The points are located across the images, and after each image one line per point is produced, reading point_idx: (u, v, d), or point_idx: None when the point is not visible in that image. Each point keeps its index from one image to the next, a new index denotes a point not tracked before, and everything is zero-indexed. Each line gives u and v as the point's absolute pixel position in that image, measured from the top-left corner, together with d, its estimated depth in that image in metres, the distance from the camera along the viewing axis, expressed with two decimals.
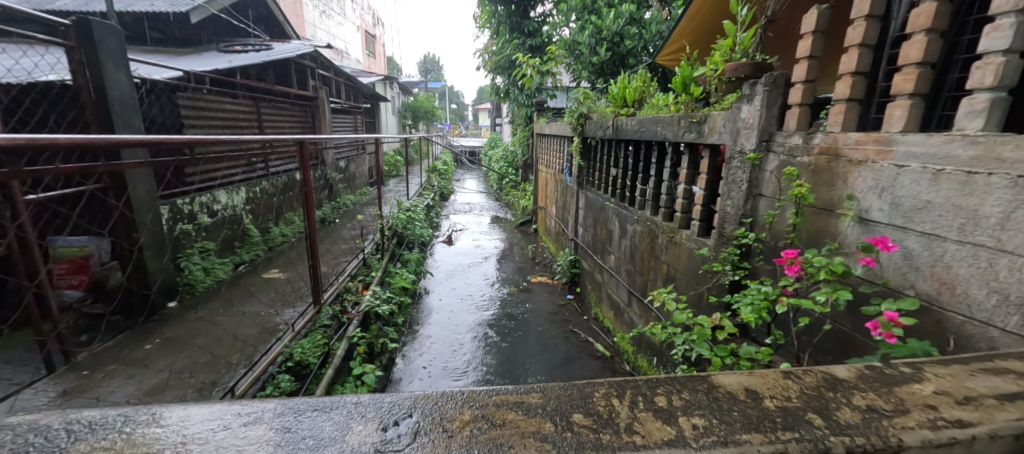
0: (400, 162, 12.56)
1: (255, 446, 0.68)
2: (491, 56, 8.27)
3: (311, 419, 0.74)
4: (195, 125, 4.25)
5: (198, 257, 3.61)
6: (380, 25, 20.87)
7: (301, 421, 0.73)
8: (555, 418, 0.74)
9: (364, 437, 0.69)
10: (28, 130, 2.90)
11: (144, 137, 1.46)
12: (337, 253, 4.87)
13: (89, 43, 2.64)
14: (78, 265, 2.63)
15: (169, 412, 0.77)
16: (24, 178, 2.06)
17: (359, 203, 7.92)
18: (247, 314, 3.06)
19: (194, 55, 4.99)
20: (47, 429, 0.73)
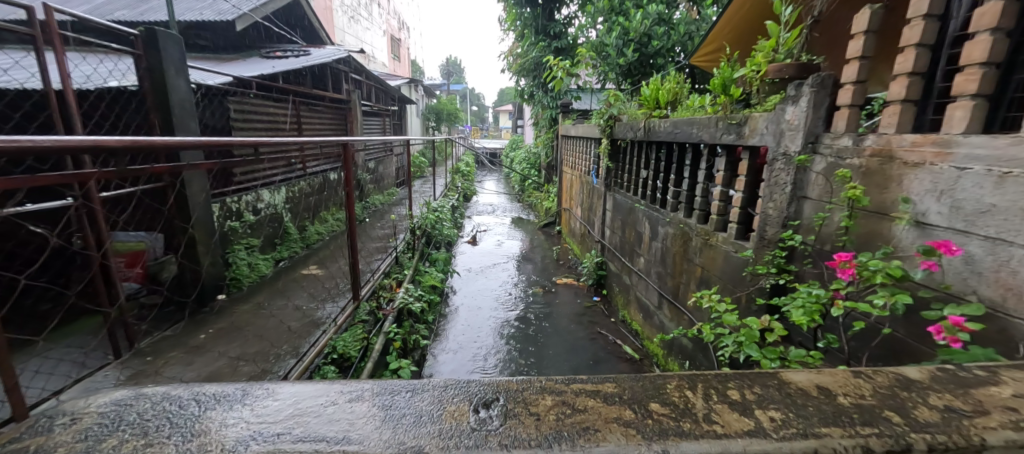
0: (425, 163, 12.76)
1: (364, 420, 0.82)
2: (516, 59, 8.31)
3: (407, 396, 0.87)
4: (241, 129, 4.47)
5: (243, 253, 3.78)
6: (404, 28, 21.15)
7: (397, 399, 0.87)
8: (633, 406, 0.81)
9: (458, 416, 0.81)
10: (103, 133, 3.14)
11: (206, 140, 1.54)
12: (368, 251, 5.01)
13: (155, 52, 2.83)
14: (134, 257, 2.84)
15: (280, 387, 0.94)
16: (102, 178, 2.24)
17: (388, 204, 8.10)
18: (289, 307, 3.20)
19: (240, 61, 5.22)
20: (179, 399, 0.90)
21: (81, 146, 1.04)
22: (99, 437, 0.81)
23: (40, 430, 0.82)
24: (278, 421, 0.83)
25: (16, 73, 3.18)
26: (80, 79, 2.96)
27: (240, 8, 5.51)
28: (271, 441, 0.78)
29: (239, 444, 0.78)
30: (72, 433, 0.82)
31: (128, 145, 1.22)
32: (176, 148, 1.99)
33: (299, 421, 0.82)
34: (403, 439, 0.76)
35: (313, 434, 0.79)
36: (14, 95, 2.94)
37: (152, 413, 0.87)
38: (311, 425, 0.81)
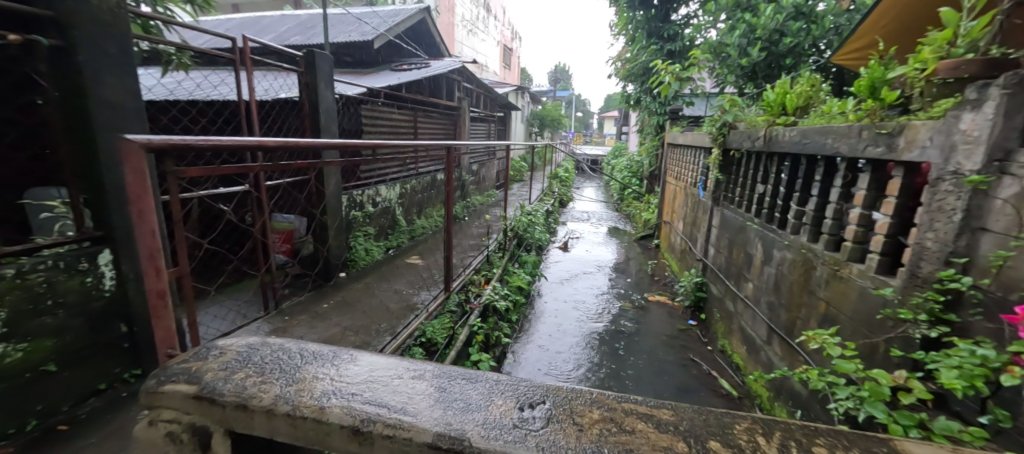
0: (524, 168, 12.98)
1: (422, 396, 0.93)
2: (625, 63, 8.00)
3: (462, 385, 0.98)
4: (371, 132, 4.98)
5: (362, 239, 4.22)
6: (517, 39, 21.88)
7: (453, 385, 0.97)
8: (689, 440, 0.84)
9: (504, 411, 0.89)
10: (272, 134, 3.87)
11: (338, 142, 1.73)
12: (465, 247, 5.24)
13: (312, 70, 3.35)
14: (286, 236, 3.40)
15: (363, 356, 1.08)
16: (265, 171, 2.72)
17: (486, 205, 8.39)
18: (392, 290, 3.47)
19: (373, 74, 5.88)
20: (290, 351, 1.08)
21: (248, 144, 1.26)
22: (234, 369, 0.99)
23: (205, 358, 1.04)
24: (355, 381, 0.96)
25: (221, 88, 4.05)
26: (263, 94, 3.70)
27: (378, 29, 6.25)
28: (345, 397, 0.91)
29: (323, 394, 0.91)
30: (220, 362, 1.02)
31: (286, 148, 1.47)
32: (322, 147, 2.23)
33: (371, 385, 0.95)
34: (451, 422, 0.85)
35: (378, 398, 0.91)
36: (219, 103, 3.77)
37: (271, 358, 1.04)
38: (378, 391, 0.93)
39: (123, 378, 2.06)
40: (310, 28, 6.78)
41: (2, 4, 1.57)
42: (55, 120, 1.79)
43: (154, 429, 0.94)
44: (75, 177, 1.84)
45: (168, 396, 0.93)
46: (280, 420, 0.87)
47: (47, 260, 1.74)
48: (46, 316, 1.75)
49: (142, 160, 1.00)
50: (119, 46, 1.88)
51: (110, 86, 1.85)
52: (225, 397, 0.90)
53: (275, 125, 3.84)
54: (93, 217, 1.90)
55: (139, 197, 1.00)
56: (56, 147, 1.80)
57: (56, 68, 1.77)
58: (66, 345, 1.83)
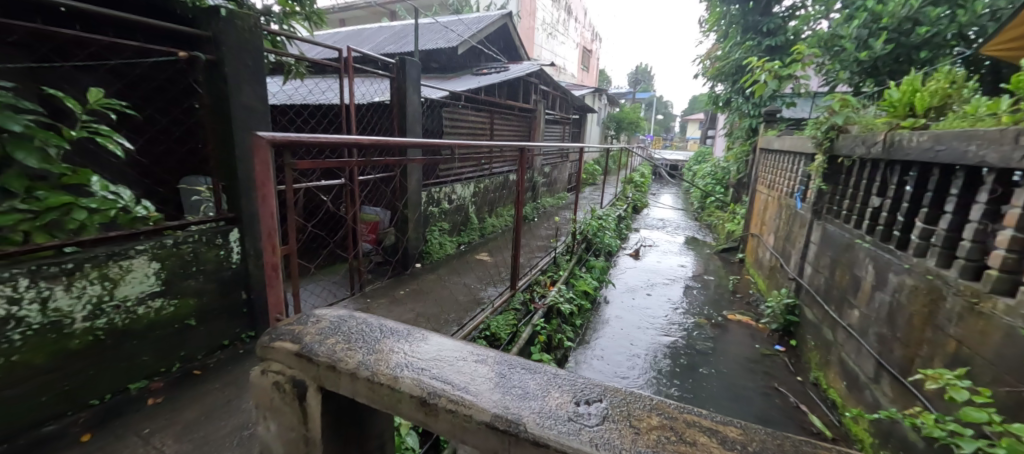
0: (598, 171, 12.66)
1: (484, 378, 0.98)
2: (716, 62, 7.46)
3: (521, 374, 1.02)
4: (451, 131, 5.16)
5: (437, 233, 4.39)
6: (597, 39, 21.44)
7: (512, 373, 1.02)
8: None
9: (560, 403, 0.92)
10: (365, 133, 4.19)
11: (424, 142, 1.81)
12: (532, 248, 5.22)
13: (402, 75, 3.55)
14: (371, 227, 3.67)
15: (433, 336, 1.17)
16: (358, 167, 2.96)
17: (556, 207, 8.30)
18: (461, 283, 3.56)
19: (455, 78, 6.12)
20: (370, 325, 1.20)
21: (348, 141, 1.45)
22: (327, 334, 1.13)
23: (307, 324, 1.18)
24: (425, 358, 1.05)
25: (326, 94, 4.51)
26: (360, 97, 4.04)
27: (462, 36, 6.51)
28: (415, 370, 1.00)
29: (397, 365, 1.01)
30: (318, 328, 1.16)
31: (380, 145, 1.61)
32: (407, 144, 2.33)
33: (438, 362, 1.03)
34: (509, 405, 0.89)
35: (444, 375, 0.98)
36: (322, 106, 4.18)
37: (357, 329, 1.17)
38: (444, 368, 1.01)
39: (241, 337, 2.42)
40: (400, 38, 7.26)
41: (175, 28, 2.02)
42: (207, 121, 2.24)
43: (265, 377, 1.10)
44: (218, 167, 2.29)
45: (276, 351, 1.08)
46: (361, 383, 0.98)
47: (195, 235, 2.14)
48: (193, 279, 2.15)
49: (266, 151, 1.22)
50: (253, 58, 2.27)
51: (247, 91, 2.25)
52: (320, 357, 1.02)
53: (368, 125, 4.16)
54: (228, 201, 2.33)
55: (263, 183, 1.22)
56: (207, 142, 2.26)
57: (208, 77, 2.19)
58: (204, 304, 2.20)
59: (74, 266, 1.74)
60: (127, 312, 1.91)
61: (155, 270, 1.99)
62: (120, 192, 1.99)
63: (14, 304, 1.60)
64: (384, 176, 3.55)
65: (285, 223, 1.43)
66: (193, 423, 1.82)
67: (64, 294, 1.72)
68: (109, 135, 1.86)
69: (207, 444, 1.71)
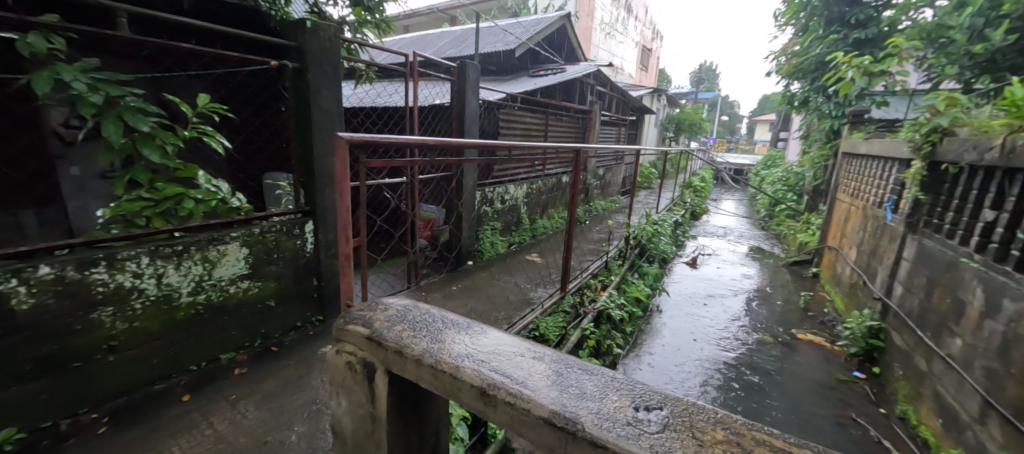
0: (654, 175, 12.21)
1: (542, 374, 0.97)
2: (792, 58, 6.92)
3: (579, 373, 0.99)
4: (506, 132, 5.19)
5: (489, 232, 4.44)
6: (659, 37, 20.67)
7: (570, 371, 0.99)
8: None
9: (619, 407, 0.88)
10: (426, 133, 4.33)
11: (482, 143, 1.84)
12: (583, 251, 5.13)
13: (462, 78, 3.63)
14: (426, 223, 3.80)
15: (492, 330, 1.17)
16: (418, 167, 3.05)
17: (609, 210, 8.11)
18: (512, 283, 3.58)
19: (512, 80, 6.16)
20: (433, 315, 1.22)
21: (415, 142, 1.51)
22: (395, 321, 1.16)
23: (377, 310, 1.23)
24: (485, 349, 1.05)
25: (390, 97, 4.73)
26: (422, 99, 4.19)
27: (521, 38, 6.56)
28: (475, 360, 1.00)
29: (459, 355, 1.02)
30: (386, 314, 1.20)
31: (443, 145, 1.66)
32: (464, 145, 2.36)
33: (498, 354, 1.03)
34: (567, 403, 0.88)
35: (503, 367, 0.98)
36: (386, 109, 4.40)
37: (421, 318, 1.20)
38: (503, 361, 1.01)
39: (310, 320, 2.58)
40: (461, 42, 7.44)
41: (269, 39, 2.19)
42: (291, 122, 2.42)
43: (339, 356, 1.16)
44: (299, 165, 2.45)
45: (350, 333, 1.13)
46: (424, 370, 1.01)
47: (278, 225, 2.31)
48: (275, 264, 2.32)
49: (344, 150, 1.30)
50: (332, 64, 2.41)
51: (326, 95, 2.40)
52: (388, 342, 1.06)
53: (429, 127, 4.31)
54: (306, 196, 2.49)
55: (340, 179, 1.30)
56: (290, 142, 2.44)
57: (294, 82, 2.35)
58: (282, 288, 2.37)
59: (182, 248, 1.94)
60: (221, 291, 2.10)
61: (244, 255, 2.17)
62: (220, 185, 2.24)
63: (138, 278, 1.81)
64: (442, 175, 3.65)
65: (356, 217, 1.51)
66: (271, 393, 1.94)
67: (174, 272, 1.92)
68: (212, 135, 2.08)
69: (282, 414, 1.81)
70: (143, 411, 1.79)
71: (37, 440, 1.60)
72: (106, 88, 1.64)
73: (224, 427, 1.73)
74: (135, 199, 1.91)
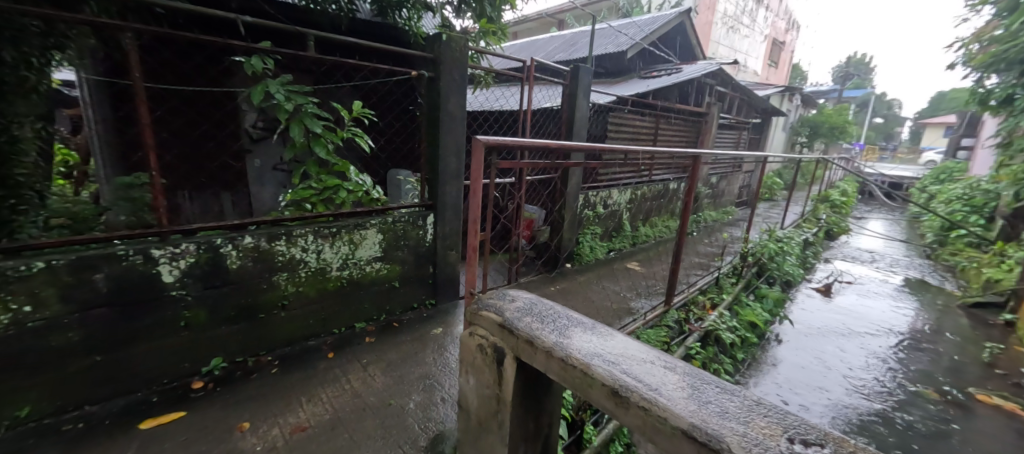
0: (780, 186, 10.85)
1: (678, 387, 1.03)
2: (992, 43, 5.55)
3: (716, 391, 1.03)
4: (614, 136, 5.08)
5: (589, 237, 4.40)
6: (795, 29, 18.25)
7: (705, 387, 1.04)
8: None
9: (766, 433, 0.90)
10: (535, 136, 4.46)
11: (592, 146, 1.87)
12: (689, 264, 4.80)
13: (575, 82, 3.66)
14: (527, 224, 3.99)
15: (615, 335, 1.27)
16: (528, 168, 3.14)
17: (722, 222, 7.44)
18: (611, 290, 3.52)
19: (624, 82, 6.02)
20: (560, 314, 1.35)
21: (532, 144, 1.62)
22: (521, 313, 1.31)
23: (504, 301, 1.39)
24: (612, 353, 1.15)
25: (502, 102, 4.99)
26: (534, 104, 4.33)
27: (635, 39, 6.38)
28: (606, 362, 1.10)
29: (587, 354, 1.13)
30: (514, 306, 1.36)
31: (557, 148, 1.72)
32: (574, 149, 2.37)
33: (627, 359, 1.12)
34: (707, 420, 0.92)
35: (635, 373, 1.07)
36: (499, 112, 4.65)
37: (545, 312, 1.34)
38: (634, 367, 1.09)
39: (425, 302, 2.84)
40: (573, 45, 7.47)
41: (412, 51, 2.47)
42: (423, 125, 2.69)
43: (471, 338, 1.36)
44: (426, 163, 2.72)
45: (482, 318, 1.33)
46: (554, 362, 1.13)
47: (406, 216, 2.60)
48: (402, 250, 2.62)
49: (480, 150, 1.46)
50: (460, 72, 2.62)
51: (453, 101, 2.62)
52: (519, 331, 1.21)
53: (538, 130, 4.44)
54: (429, 191, 2.73)
55: (474, 176, 1.45)
56: (421, 143, 2.71)
57: (428, 89, 2.62)
58: (405, 272, 2.67)
59: (337, 230, 2.30)
60: (360, 268, 2.44)
61: (379, 240, 2.49)
62: (365, 179, 2.59)
63: (305, 252, 2.20)
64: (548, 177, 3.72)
65: None
66: (396, 363, 2.21)
67: (329, 249, 2.29)
68: (361, 136, 2.42)
69: (401, 382, 2.05)
70: (300, 359, 2.17)
71: (234, 370, 2.04)
72: (296, 98, 2.03)
73: (359, 384, 2.01)
74: (307, 188, 2.34)
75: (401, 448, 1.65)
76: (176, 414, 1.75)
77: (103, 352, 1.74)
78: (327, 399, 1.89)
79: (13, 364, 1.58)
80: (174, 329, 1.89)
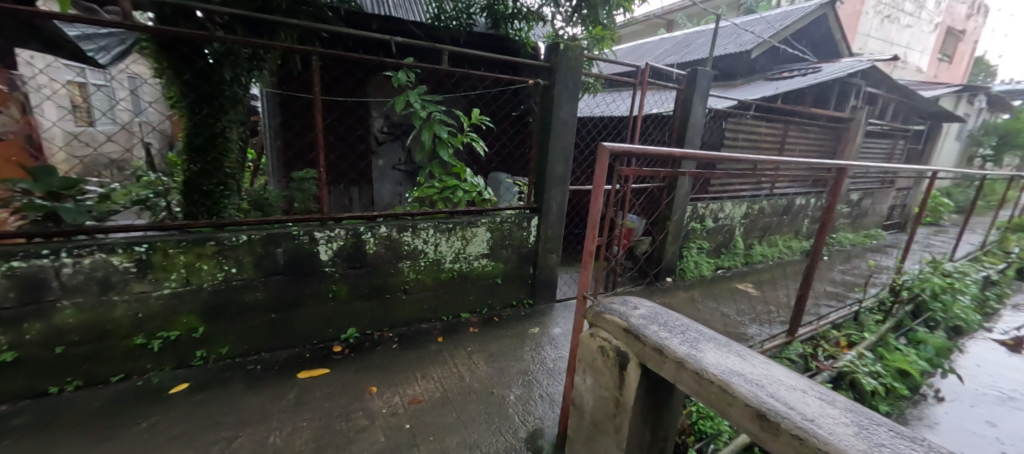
0: (950, 208, 8.91)
1: (842, 422, 1.00)
2: None
3: (886, 433, 0.97)
4: (732, 145, 4.70)
5: (695, 251, 4.15)
6: (983, 14, 14.84)
7: (875, 428, 0.99)
8: None
9: None
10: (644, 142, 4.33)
11: (709, 155, 1.78)
12: (818, 291, 4.23)
13: (691, 86, 3.48)
14: (626, 232, 3.83)
15: (755, 357, 1.25)
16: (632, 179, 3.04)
17: (864, 247, 6.38)
18: (719, 312, 3.27)
19: (748, 85, 5.53)
20: (689, 327, 1.36)
21: (652, 152, 1.61)
22: (647, 321, 1.36)
23: (626, 307, 1.45)
24: (754, 373, 1.14)
25: (611, 107, 4.95)
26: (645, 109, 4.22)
27: (762, 37, 5.83)
28: (749, 383, 1.10)
29: (726, 371, 1.13)
30: (638, 313, 1.41)
31: (677, 156, 1.69)
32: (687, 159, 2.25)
33: (773, 383, 1.11)
34: None
35: (785, 399, 1.05)
36: (608, 118, 4.62)
37: (671, 323, 1.37)
38: (783, 392, 1.07)
39: (523, 301, 2.95)
40: (688, 46, 7.05)
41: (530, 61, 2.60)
42: (534, 131, 2.81)
43: (593, 339, 1.45)
44: (534, 168, 2.84)
45: (606, 321, 1.40)
46: (687, 374, 1.16)
47: (512, 217, 2.73)
48: (506, 249, 2.76)
49: (604, 155, 1.51)
50: (574, 80, 2.68)
51: (565, 108, 2.70)
52: (648, 338, 1.26)
53: (647, 136, 4.31)
54: (535, 195, 2.84)
55: (596, 180, 1.51)
56: (531, 148, 2.83)
57: (542, 98, 2.73)
58: (508, 270, 2.82)
59: (453, 226, 2.52)
60: (469, 263, 2.64)
61: (486, 239, 2.66)
62: (478, 181, 2.77)
63: (426, 243, 2.46)
64: (655, 187, 3.61)
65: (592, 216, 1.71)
66: (498, 355, 2.34)
67: (444, 243, 2.52)
68: (476, 140, 2.61)
69: (503, 374, 2.16)
70: (415, 339, 2.42)
71: (362, 341, 2.35)
72: (429, 106, 2.29)
73: (464, 370, 2.18)
74: (428, 186, 2.61)
75: (501, 435, 1.76)
76: (322, 370, 2.08)
77: (275, 311, 2.15)
78: (437, 378, 2.09)
79: (219, 313, 2.04)
80: (324, 300, 2.26)
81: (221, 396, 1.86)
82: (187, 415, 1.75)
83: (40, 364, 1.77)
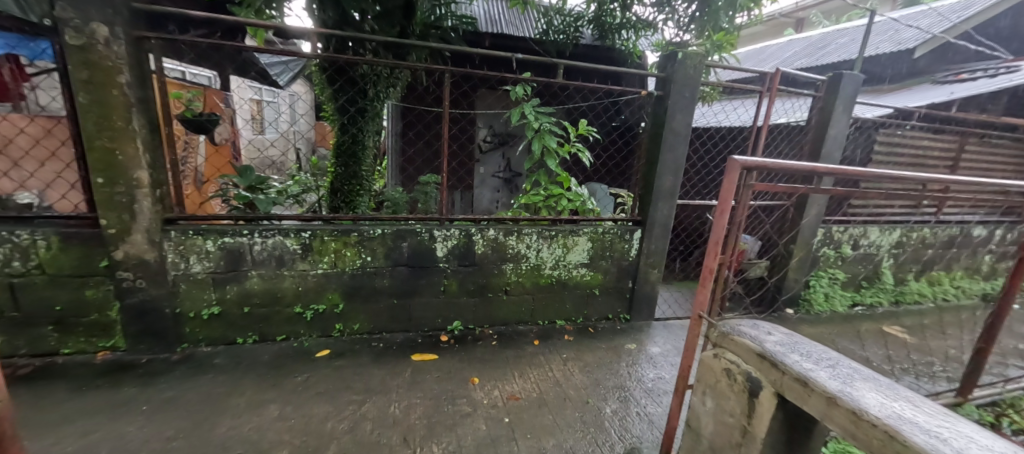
0: None
1: None
2: None
3: None
4: (885, 162, 4.04)
5: (826, 282, 3.66)
6: None
7: None
8: None
9: None
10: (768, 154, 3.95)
11: (851, 170, 1.59)
12: (1001, 347, 3.41)
13: (833, 93, 3.10)
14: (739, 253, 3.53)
15: (930, 406, 1.09)
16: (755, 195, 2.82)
17: None
18: (857, 356, 2.84)
19: (908, 91, 4.70)
20: (842, 362, 1.24)
21: (785, 166, 1.50)
22: (786, 348, 1.27)
23: (759, 331, 1.37)
24: (931, 424, 1.00)
25: (730, 117, 4.61)
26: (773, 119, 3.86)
27: (930, 32, 4.93)
28: (925, 434, 0.96)
29: (893, 416, 1.01)
30: (776, 340, 1.32)
31: (815, 171, 1.54)
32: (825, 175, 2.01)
33: (959, 439, 0.96)
34: None
35: None
36: (727, 130, 4.31)
37: (817, 354, 1.26)
38: None
39: (619, 315, 2.89)
40: (828, 47, 6.24)
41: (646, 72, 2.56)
42: (644, 142, 2.75)
43: (717, 360, 1.39)
44: (641, 180, 2.78)
45: (735, 343, 1.34)
46: (839, 412, 1.04)
47: (614, 228, 2.70)
48: (606, 260, 2.75)
49: (734, 168, 1.45)
50: (691, 90, 2.57)
51: (680, 119, 2.60)
52: (787, 367, 1.17)
53: (772, 148, 3.92)
54: (640, 208, 2.78)
55: (724, 194, 1.46)
56: (639, 160, 2.79)
57: (655, 109, 2.67)
58: (608, 282, 2.80)
59: (555, 233, 2.59)
60: (568, 271, 2.68)
61: (585, 249, 2.67)
62: (580, 191, 2.80)
63: (528, 248, 2.56)
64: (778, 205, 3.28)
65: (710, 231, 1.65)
66: (598, 366, 2.34)
67: (545, 249, 2.60)
68: (581, 151, 2.63)
69: (597, 385, 2.16)
70: (512, 338, 2.54)
71: (464, 334, 2.53)
72: (542, 118, 2.39)
73: (559, 375, 2.22)
74: (534, 193, 2.72)
75: (597, 446, 1.76)
76: (432, 355, 2.29)
77: (399, 297, 2.43)
78: (532, 379, 2.16)
79: (353, 294, 2.37)
80: (437, 292, 2.49)
81: (354, 365, 2.16)
82: (329, 377, 2.06)
83: (231, 318, 2.24)
